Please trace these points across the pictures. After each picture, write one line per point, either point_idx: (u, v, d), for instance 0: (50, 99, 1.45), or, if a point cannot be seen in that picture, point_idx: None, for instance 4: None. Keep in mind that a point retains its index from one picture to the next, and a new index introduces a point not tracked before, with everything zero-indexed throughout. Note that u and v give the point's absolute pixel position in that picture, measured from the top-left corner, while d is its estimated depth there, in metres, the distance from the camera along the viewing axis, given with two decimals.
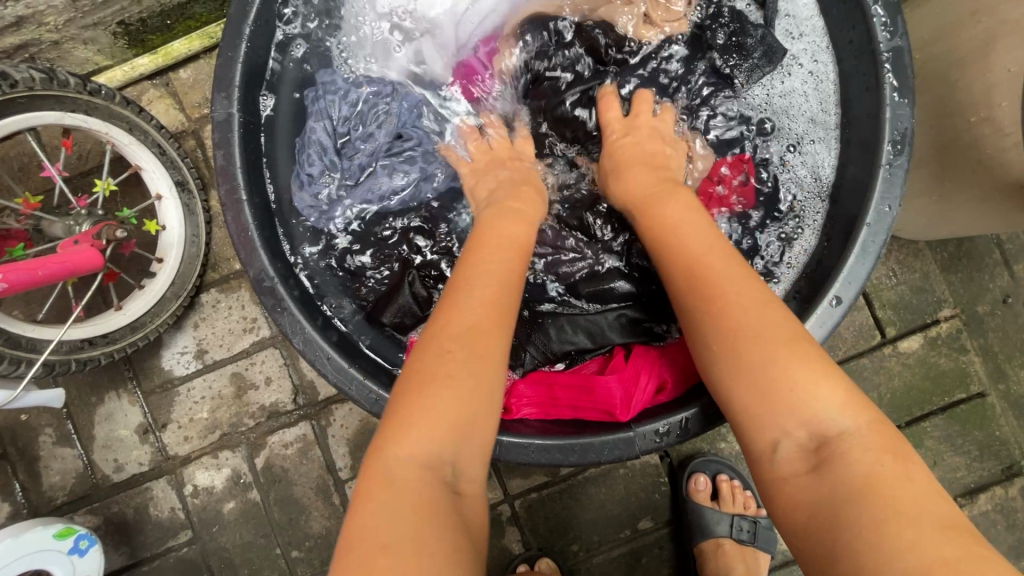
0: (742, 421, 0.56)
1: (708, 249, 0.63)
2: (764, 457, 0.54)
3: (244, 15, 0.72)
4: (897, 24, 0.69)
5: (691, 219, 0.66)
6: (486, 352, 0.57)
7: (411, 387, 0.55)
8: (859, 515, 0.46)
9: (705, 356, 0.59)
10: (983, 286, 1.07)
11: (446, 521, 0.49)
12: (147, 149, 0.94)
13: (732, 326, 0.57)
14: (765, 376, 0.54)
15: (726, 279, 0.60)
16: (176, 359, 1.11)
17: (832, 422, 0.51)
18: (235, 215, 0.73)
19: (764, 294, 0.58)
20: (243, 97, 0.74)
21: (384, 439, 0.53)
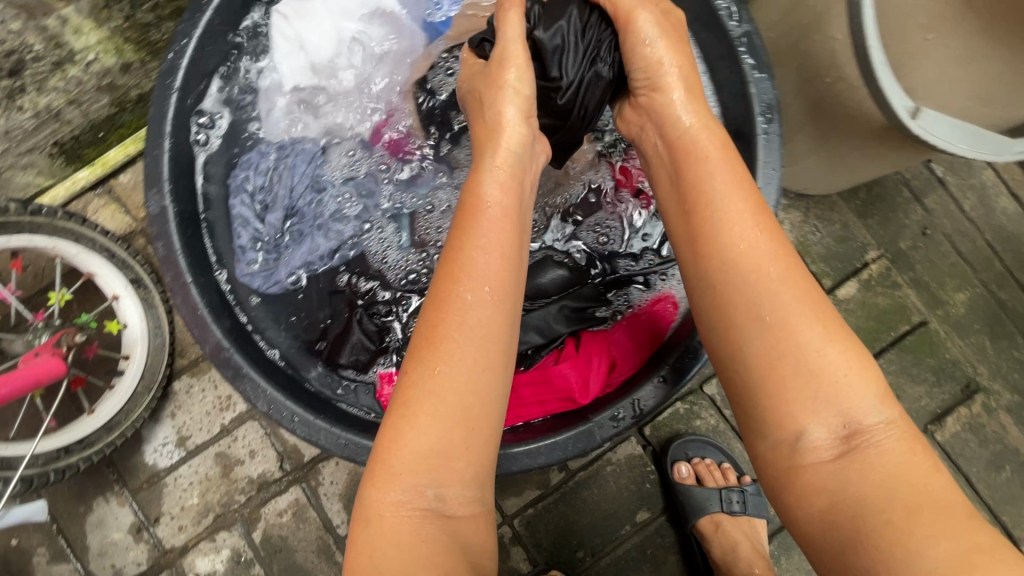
0: (752, 397, 0.58)
1: (760, 229, 0.60)
2: (788, 447, 0.55)
3: (163, 115, 0.79)
4: (741, 13, 0.78)
5: (728, 181, 0.63)
6: (488, 337, 0.59)
7: (409, 413, 0.57)
8: (896, 508, 0.49)
9: (734, 322, 0.59)
10: (901, 223, 1.14)
11: (442, 543, 0.56)
12: (96, 255, 0.99)
13: (781, 333, 0.56)
14: (777, 357, 0.56)
15: (775, 271, 0.58)
16: (159, 452, 1.13)
17: (867, 413, 0.53)
18: (183, 298, 0.77)
19: (799, 282, 0.58)
20: (174, 189, 0.79)
21: (376, 480, 0.57)
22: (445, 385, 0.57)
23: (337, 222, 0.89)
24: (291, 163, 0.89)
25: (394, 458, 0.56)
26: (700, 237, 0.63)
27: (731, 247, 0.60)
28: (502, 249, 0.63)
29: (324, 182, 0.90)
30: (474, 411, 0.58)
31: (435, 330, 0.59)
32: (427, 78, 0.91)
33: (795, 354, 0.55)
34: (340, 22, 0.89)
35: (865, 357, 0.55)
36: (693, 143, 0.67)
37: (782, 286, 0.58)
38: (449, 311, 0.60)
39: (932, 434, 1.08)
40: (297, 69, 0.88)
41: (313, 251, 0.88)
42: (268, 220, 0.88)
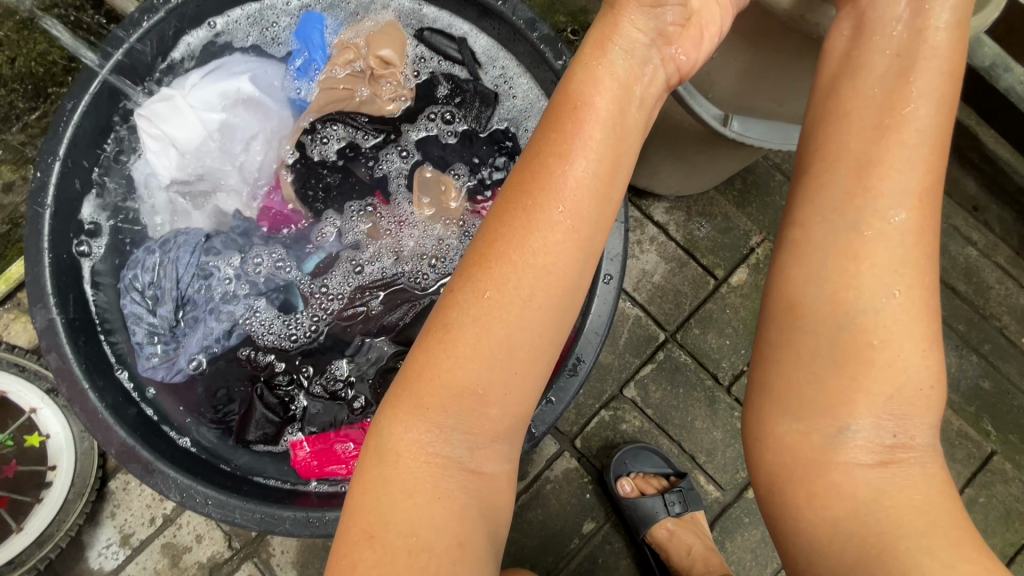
0: (812, 360, 0.53)
1: (921, 172, 0.52)
2: (833, 436, 0.52)
3: (38, 235, 0.81)
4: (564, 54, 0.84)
5: (919, 95, 0.54)
6: (548, 292, 0.56)
7: (445, 340, 0.56)
8: (929, 537, 0.49)
9: (822, 258, 0.53)
10: (778, 205, 1.23)
11: (458, 504, 0.57)
12: (6, 371, 1.04)
13: (881, 305, 0.51)
14: (883, 317, 0.51)
15: (908, 215, 0.52)
16: (103, 554, 1.12)
17: (924, 434, 0.52)
18: (82, 405, 0.79)
19: (925, 254, 0.52)
20: (60, 301, 0.81)
21: (410, 409, 0.58)
22: (497, 326, 0.55)
23: (229, 304, 0.91)
24: (175, 255, 0.91)
25: (427, 392, 0.57)
26: (822, 153, 0.56)
27: (886, 184, 0.52)
28: (579, 199, 0.57)
29: (209, 266, 0.92)
30: (520, 365, 0.57)
31: (485, 252, 0.57)
32: (298, 151, 0.95)
33: (889, 341, 0.51)
34: (203, 115, 0.93)
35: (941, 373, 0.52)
36: (860, 82, 0.56)
37: (910, 244, 0.52)
38: (535, 228, 0.56)
39: None
40: (171, 166, 0.93)
41: (207, 336, 0.90)
42: (160, 313, 0.90)
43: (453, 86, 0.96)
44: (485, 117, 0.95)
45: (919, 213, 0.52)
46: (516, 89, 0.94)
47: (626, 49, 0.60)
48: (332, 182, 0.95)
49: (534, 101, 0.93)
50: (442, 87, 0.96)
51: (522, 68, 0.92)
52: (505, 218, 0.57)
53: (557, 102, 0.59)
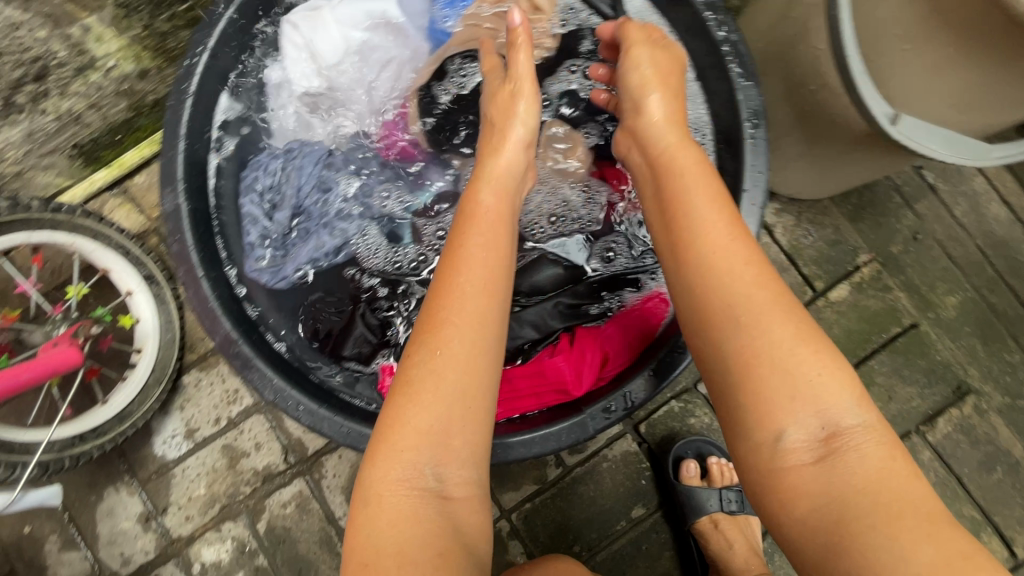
0: (742, 409, 0.56)
1: (739, 250, 0.60)
2: (768, 446, 0.55)
3: (179, 118, 0.82)
4: (729, 23, 0.82)
5: (705, 199, 0.64)
6: (485, 326, 0.63)
7: (409, 393, 0.60)
8: (870, 507, 0.49)
9: (721, 331, 0.59)
10: (891, 227, 1.17)
11: (433, 530, 0.56)
12: (112, 251, 1.02)
13: (755, 332, 0.57)
14: (763, 357, 0.56)
15: (741, 269, 0.59)
16: (167, 443, 1.17)
17: (849, 413, 0.53)
18: (195, 292, 0.80)
19: (772, 294, 0.58)
20: (187, 188, 0.83)
21: (378, 452, 0.59)
22: (444, 366, 0.60)
23: (343, 222, 0.93)
24: (299, 165, 0.94)
25: (396, 435, 0.59)
26: (679, 233, 0.64)
27: (705, 247, 0.61)
28: (490, 264, 0.65)
29: (329, 181, 0.94)
30: (471, 387, 0.60)
31: (430, 318, 0.62)
32: (433, 84, 0.94)
33: (772, 357, 0.55)
34: (347, 31, 0.93)
35: (841, 360, 0.56)
36: (678, 152, 0.69)
37: (753, 288, 0.58)
38: (438, 286, 0.64)
39: (923, 435, 1.10)
40: (306, 76, 0.93)
41: (318, 249, 0.92)
42: (276, 218, 0.93)
43: (598, 43, 0.94)
44: None
45: (739, 261, 0.60)
46: None
47: (513, 161, 0.75)
48: (459, 119, 0.95)
49: None
50: (586, 42, 0.94)
51: (676, 32, 0.88)
52: (459, 277, 0.64)
53: (462, 204, 0.72)
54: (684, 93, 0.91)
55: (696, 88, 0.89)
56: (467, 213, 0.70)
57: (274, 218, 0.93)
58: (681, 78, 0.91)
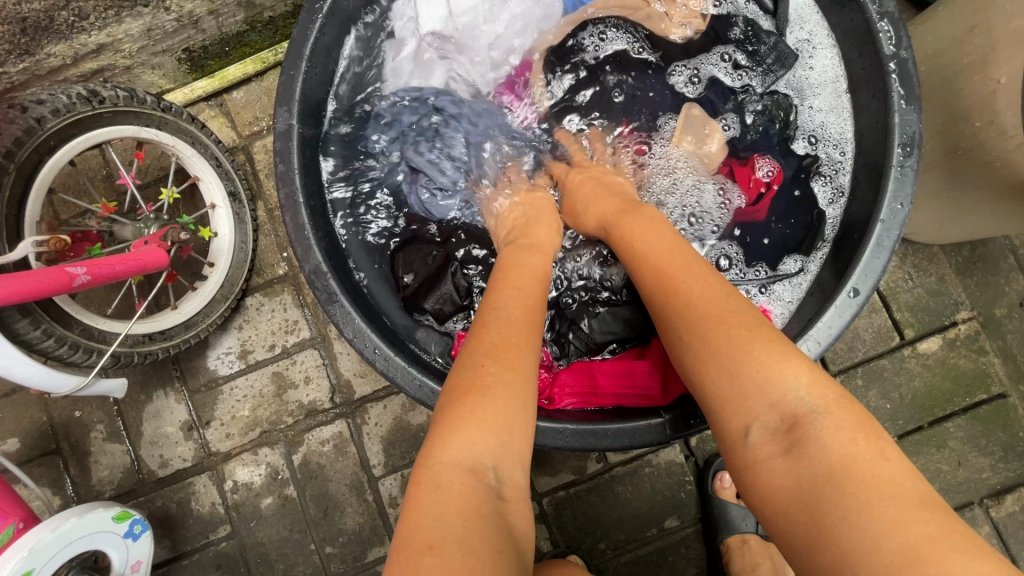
0: (714, 412, 0.59)
1: (693, 271, 0.65)
2: (737, 444, 0.57)
3: (306, 37, 0.80)
4: (901, 38, 0.75)
5: (659, 236, 0.71)
6: (542, 345, 0.65)
7: (477, 390, 0.58)
8: (845, 494, 0.48)
9: (676, 344, 0.62)
10: (1000, 288, 1.09)
11: (496, 530, 0.52)
12: (206, 162, 1.02)
13: (698, 337, 0.60)
14: (719, 360, 0.58)
15: (693, 293, 0.63)
16: (221, 359, 1.18)
17: (803, 401, 0.54)
18: (292, 216, 0.79)
19: (719, 291, 0.62)
20: (301, 110, 0.81)
21: (434, 443, 0.56)
22: (517, 375, 0.60)
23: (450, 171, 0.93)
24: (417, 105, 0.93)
25: (463, 428, 0.56)
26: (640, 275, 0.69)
27: (642, 267, 0.69)
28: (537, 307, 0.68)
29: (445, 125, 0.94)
30: (531, 398, 0.60)
31: (502, 336, 0.63)
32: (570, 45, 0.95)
33: (729, 356, 0.57)
34: None
35: (791, 346, 0.57)
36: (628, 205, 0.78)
37: (701, 295, 0.62)
38: (503, 304, 0.67)
39: (987, 509, 1.04)
40: (435, 17, 0.90)
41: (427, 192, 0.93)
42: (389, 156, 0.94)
43: (748, 34, 0.91)
44: (770, 79, 0.91)
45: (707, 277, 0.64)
46: (815, 61, 0.89)
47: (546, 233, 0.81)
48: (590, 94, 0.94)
49: (832, 80, 0.86)
50: (736, 31, 0.92)
51: (835, 41, 0.85)
52: (514, 307, 0.66)
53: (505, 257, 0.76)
54: (831, 104, 0.87)
55: (845, 102, 0.85)
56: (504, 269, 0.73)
57: (388, 155, 0.94)
58: (830, 89, 0.87)
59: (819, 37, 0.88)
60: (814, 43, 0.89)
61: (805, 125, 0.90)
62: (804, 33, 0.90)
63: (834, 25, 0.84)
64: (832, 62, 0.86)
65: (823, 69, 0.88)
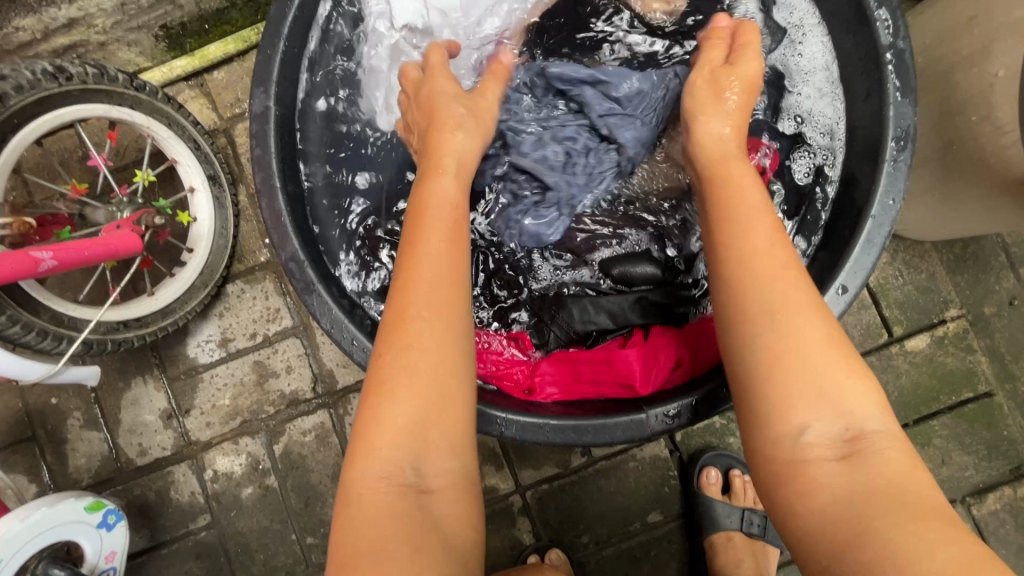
0: (768, 403, 0.55)
1: (785, 261, 0.60)
2: (787, 441, 0.54)
3: (284, 16, 0.77)
4: (899, 27, 0.73)
5: (761, 214, 0.64)
6: (446, 310, 0.62)
7: (385, 392, 0.58)
8: (893, 508, 0.47)
9: (752, 329, 0.58)
10: (989, 287, 1.08)
11: (415, 524, 0.54)
12: (183, 144, 0.98)
13: (787, 329, 0.56)
14: (802, 361, 0.55)
15: (778, 282, 0.58)
16: (201, 347, 1.16)
17: (870, 423, 0.53)
18: (268, 202, 0.77)
19: (812, 296, 0.58)
20: (279, 92, 0.78)
21: (355, 456, 0.58)
22: (415, 358, 0.59)
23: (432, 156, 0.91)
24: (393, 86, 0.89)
25: (375, 436, 0.57)
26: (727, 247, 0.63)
27: (745, 240, 0.62)
28: (450, 271, 0.64)
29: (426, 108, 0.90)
30: (440, 374, 0.59)
31: (398, 317, 0.61)
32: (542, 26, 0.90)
33: (800, 356, 0.55)
34: None
35: (866, 369, 0.55)
36: (733, 165, 0.70)
37: (799, 292, 0.58)
38: (401, 276, 0.64)
39: (968, 507, 1.05)
40: (409, 5, 0.88)
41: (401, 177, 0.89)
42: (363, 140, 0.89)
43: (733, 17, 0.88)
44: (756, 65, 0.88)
45: (791, 269, 0.60)
46: (804, 44, 0.85)
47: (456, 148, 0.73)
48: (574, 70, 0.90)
49: (821, 67, 0.84)
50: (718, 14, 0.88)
51: (825, 26, 0.83)
52: (410, 280, 0.62)
53: (415, 198, 0.70)
54: (822, 94, 0.84)
55: (836, 89, 0.83)
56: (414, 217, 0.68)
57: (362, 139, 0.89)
58: (819, 76, 0.84)
59: (807, 22, 0.85)
60: (803, 27, 0.86)
61: (790, 106, 0.86)
62: (794, 15, 0.86)
63: (824, 10, 0.82)
64: (820, 49, 0.84)
65: (810, 54, 0.85)
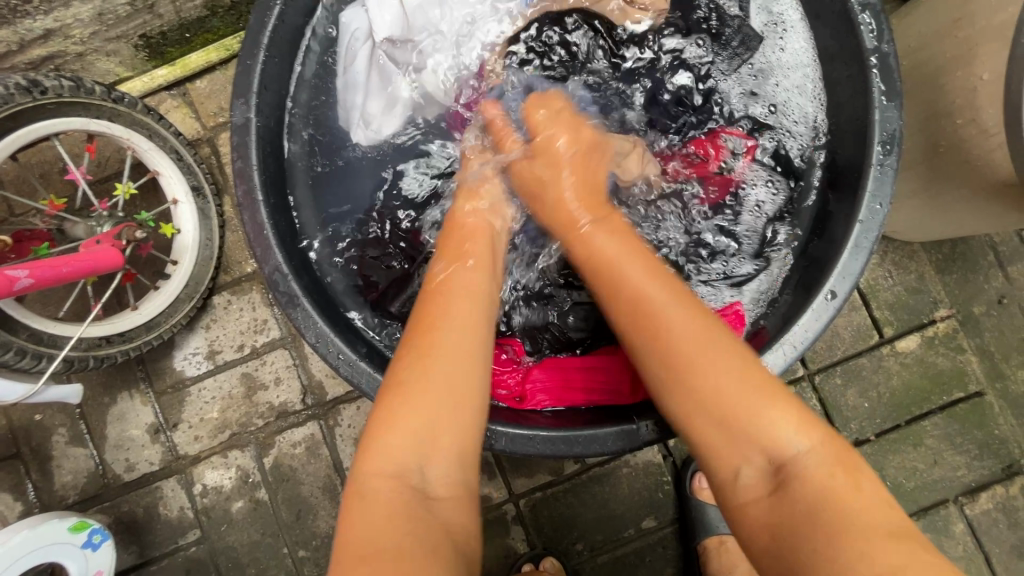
0: (701, 454, 0.59)
1: (679, 309, 0.63)
2: (727, 487, 0.57)
3: (263, 25, 0.75)
4: (882, 31, 0.72)
5: (632, 263, 0.67)
6: (469, 322, 0.63)
7: (399, 393, 0.58)
8: (823, 532, 0.50)
9: (664, 391, 0.61)
10: (978, 286, 1.08)
11: (422, 528, 0.53)
12: (165, 155, 0.97)
13: (691, 380, 0.59)
14: (718, 408, 0.58)
15: (679, 335, 0.61)
16: (188, 360, 1.14)
17: (790, 447, 0.55)
18: (250, 215, 0.75)
19: (720, 336, 0.61)
20: (259, 102, 0.77)
21: (367, 452, 0.57)
22: (435, 364, 0.60)
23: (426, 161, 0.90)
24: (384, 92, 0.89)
25: (383, 439, 0.57)
26: (616, 308, 0.66)
27: (621, 298, 0.65)
28: (470, 290, 0.66)
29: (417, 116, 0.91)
30: (462, 383, 0.59)
31: (423, 320, 0.64)
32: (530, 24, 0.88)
33: (712, 403, 0.58)
34: None
35: (775, 390, 0.58)
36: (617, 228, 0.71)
37: (690, 340, 0.60)
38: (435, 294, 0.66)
39: (961, 507, 1.05)
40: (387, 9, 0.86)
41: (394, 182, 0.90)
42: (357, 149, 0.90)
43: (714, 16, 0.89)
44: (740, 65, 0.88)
45: (691, 315, 0.62)
46: (786, 41, 0.87)
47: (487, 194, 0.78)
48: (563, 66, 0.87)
49: (806, 64, 0.85)
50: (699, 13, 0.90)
51: (806, 23, 0.84)
52: (437, 303, 0.65)
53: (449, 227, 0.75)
54: (809, 92, 0.85)
55: (817, 85, 0.84)
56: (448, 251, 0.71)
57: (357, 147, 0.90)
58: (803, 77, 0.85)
59: (790, 20, 0.86)
60: (784, 25, 0.87)
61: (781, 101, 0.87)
62: (776, 14, 0.88)
63: (806, 10, 0.83)
64: (804, 46, 0.85)
65: (794, 48, 0.86)
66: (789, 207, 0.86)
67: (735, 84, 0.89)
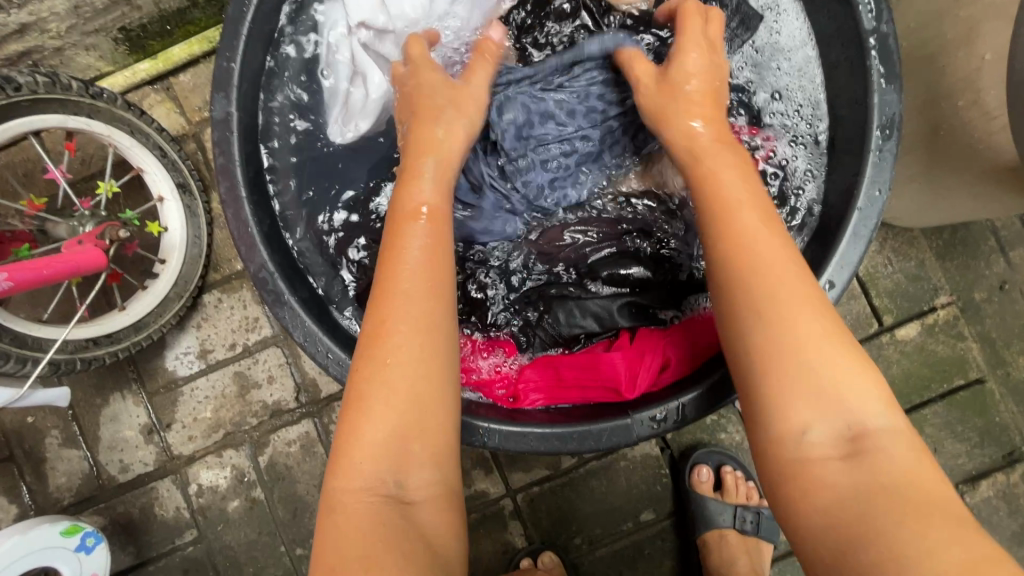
0: (764, 405, 0.55)
1: (789, 258, 0.57)
2: (788, 442, 0.53)
3: (242, 17, 0.73)
4: (881, 10, 0.70)
5: (756, 201, 0.62)
6: (428, 324, 0.59)
7: (361, 408, 0.56)
8: (893, 507, 0.46)
9: (743, 328, 0.56)
10: (979, 273, 1.06)
11: (400, 538, 0.52)
12: (149, 152, 0.95)
13: (783, 328, 0.54)
14: (801, 363, 0.53)
15: (776, 277, 0.56)
16: (179, 360, 1.13)
17: (871, 420, 0.51)
18: (234, 212, 0.74)
19: (807, 287, 0.56)
20: (241, 96, 0.75)
21: (337, 467, 0.56)
22: (393, 373, 0.57)
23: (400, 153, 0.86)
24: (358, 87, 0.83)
25: (353, 451, 0.55)
26: (730, 245, 0.59)
27: (752, 235, 0.59)
28: (430, 288, 0.60)
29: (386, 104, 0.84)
30: (423, 390, 0.57)
31: (377, 330, 0.59)
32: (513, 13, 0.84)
33: (797, 355, 0.53)
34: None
35: (870, 367, 0.54)
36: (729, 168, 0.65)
37: (797, 287, 0.56)
38: (384, 291, 0.60)
39: (962, 495, 1.04)
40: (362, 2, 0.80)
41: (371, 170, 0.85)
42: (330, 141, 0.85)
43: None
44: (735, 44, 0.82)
45: (793, 264, 0.57)
46: (782, 15, 0.83)
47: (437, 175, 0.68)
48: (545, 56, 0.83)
49: (801, 43, 0.82)
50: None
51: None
52: (384, 308, 0.59)
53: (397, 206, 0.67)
54: (806, 72, 0.82)
55: (815, 63, 0.81)
56: (399, 216, 0.65)
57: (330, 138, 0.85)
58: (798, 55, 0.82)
59: None
60: None
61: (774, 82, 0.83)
62: None
63: None
64: (801, 23, 0.82)
65: (790, 21, 0.83)
66: (788, 191, 0.81)
67: (733, 65, 0.83)
